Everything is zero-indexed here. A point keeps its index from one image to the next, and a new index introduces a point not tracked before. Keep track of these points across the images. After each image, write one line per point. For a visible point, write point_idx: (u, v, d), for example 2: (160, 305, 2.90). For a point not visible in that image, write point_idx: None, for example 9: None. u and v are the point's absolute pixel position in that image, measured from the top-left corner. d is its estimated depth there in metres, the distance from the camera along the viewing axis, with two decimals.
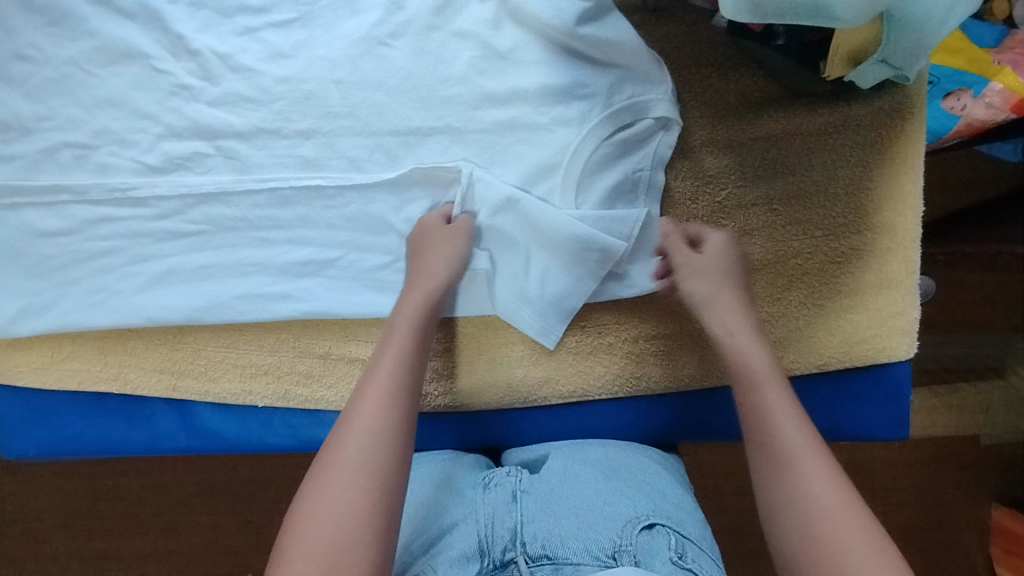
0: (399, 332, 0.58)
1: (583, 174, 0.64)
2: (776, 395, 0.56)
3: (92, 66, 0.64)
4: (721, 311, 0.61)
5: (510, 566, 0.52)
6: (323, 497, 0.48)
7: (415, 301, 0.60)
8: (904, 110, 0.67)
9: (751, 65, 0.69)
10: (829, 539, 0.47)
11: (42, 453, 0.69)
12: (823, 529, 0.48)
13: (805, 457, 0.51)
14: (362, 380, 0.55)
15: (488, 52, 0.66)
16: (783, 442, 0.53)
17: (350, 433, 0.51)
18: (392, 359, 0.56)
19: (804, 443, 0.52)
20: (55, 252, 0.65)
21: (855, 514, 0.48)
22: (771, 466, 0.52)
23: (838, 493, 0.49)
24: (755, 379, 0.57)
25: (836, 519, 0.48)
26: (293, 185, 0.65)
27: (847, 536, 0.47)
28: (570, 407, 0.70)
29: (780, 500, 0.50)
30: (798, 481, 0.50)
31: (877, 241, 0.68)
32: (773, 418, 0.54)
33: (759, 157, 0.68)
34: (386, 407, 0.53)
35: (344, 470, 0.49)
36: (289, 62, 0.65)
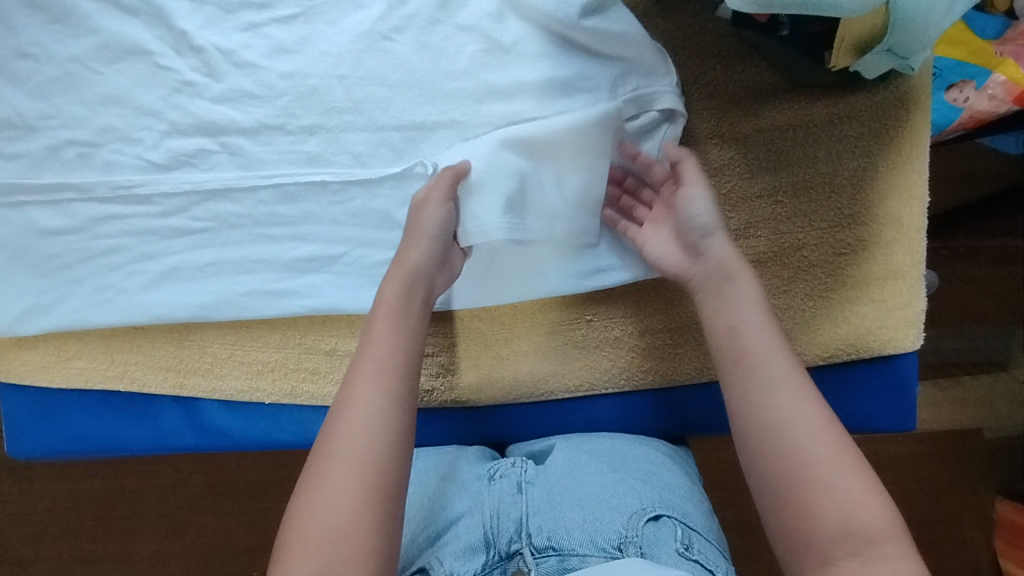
0: (382, 315, 0.55)
1: (587, 163, 0.64)
2: (757, 318, 0.54)
3: (95, 63, 0.64)
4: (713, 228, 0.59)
5: (516, 557, 0.52)
6: (317, 488, 0.47)
7: (396, 282, 0.57)
8: (908, 100, 0.67)
9: (755, 56, 0.69)
10: (809, 458, 0.47)
11: (48, 452, 0.68)
12: (804, 448, 0.47)
13: (785, 378, 0.51)
14: (351, 367, 0.53)
15: (491, 45, 0.66)
16: (764, 365, 0.51)
17: (344, 423, 0.49)
18: (380, 346, 0.54)
19: (784, 363, 0.52)
20: (60, 250, 0.65)
21: (832, 433, 0.48)
22: (752, 387, 0.51)
23: (815, 413, 0.49)
24: (736, 301, 0.55)
25: (815, 439, 0.48)
26: (298, 181, 0.65)
27: (826, 455, 0.47)
28: (575, 401, 0.70)
29: (757, 422, 0.50)
30: (778, 401, 0.50)
31: (881, 231, 0.67)
32: (754, 342, 0.53)
33: (764, 148, 0.68)
34: (381, 399, 0.51)
35: (339, 461, 0.48)
36: (292, 58, 0.65)
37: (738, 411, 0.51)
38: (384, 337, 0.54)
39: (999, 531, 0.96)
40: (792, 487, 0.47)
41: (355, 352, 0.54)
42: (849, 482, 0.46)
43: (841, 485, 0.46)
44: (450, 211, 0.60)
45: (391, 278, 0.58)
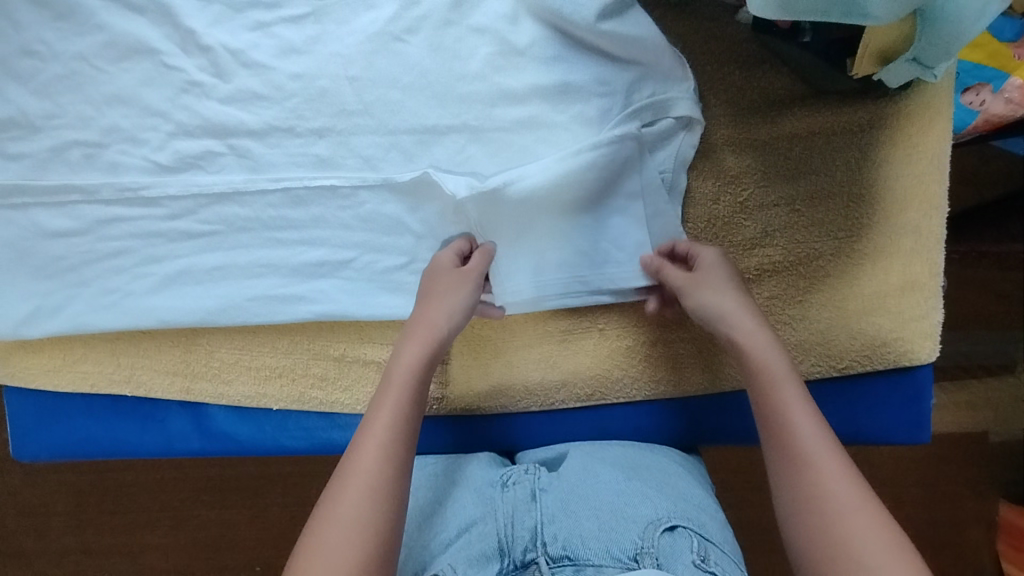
0: (394, 391, 0.55)
1: (616, 203, 0.64)
2: (792, 392, 0.53)
3: (101, 62, 0.63)
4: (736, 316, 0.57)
5: (531, 566, 0.52)
6: (314, 554, 0.47)
7: (412, 348, 0.58)
8: (931, 108, 0.65)
9: (775, 61, 0.68)
10: (848, 538, 0.45)
11: (54, 456, 0.68)
12: (846, 532, 0.45)
13: (822, 458, 0.49)
14: (357, 437, 0.53)
15: (505, 48, 0.64)
16: (798, 443, 0.50)
17: (346, 489, 0.50)
18: (388, 413, 0.54)
19: (816, 439, 0.50)
20: (65, 252, 0.64)
21: (877, 515, 0.46)
22: (785, 464, 0.50)
23: (857, 496, 0.47)
24: (769, 373, 0.54)
25: (855, 522, 0.45)
26: (307, 185, 0.64)
27: (870, 543, 0.44)
28: (586, 410, 0.69)
29: (795, 498, 0.49)
30: (814, 479, 0.48)
31: (899, 242, 0.66)
32: (786, 419, 0.52)
33: (782, 157, 0.67)
34: (383, 465, 0.51)
35: (337, 526, 0.48)
36: (302, 59, 0.64)
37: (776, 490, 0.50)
38: (389, 404, 0.55)
39: (1004, 536, 0.94)
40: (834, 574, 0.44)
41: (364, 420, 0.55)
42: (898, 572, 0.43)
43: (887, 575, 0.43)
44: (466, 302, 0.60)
45: (405, 342, 0.58)
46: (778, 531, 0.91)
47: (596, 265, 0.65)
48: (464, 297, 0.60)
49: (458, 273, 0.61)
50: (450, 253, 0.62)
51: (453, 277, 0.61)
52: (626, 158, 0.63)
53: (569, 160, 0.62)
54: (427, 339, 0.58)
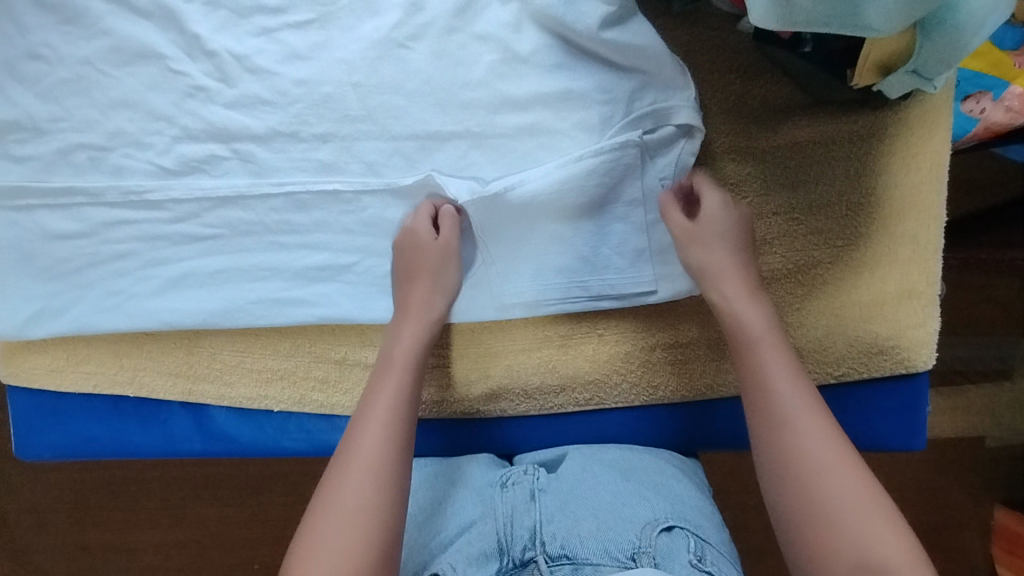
0: (394, 372, 0.59)
1: (617, 210, 0.65)
2: (773, 353, 0.57)
3: (107, 66, 0.63)
4: (724, 278, 0.61)
5: (530, 565, 0.53)
6: (323, 528, 0.51)
7: (411, 332, 0.62)
8: (930, 118, 0.65)
9: (775, 70, 0.68)
10: (823, 494, 0.51)
11: (57, 455, 0.69)
12: (821, 485, 0.51)
13: (803, 419, 0.54)
14: (358, 416, 0.57)
15: (508, 55, 0.65)
16: (780, 407, 0.55)
17: (351, 467, 0.54)
18: (388, 395, 0.58)
19: (795, 400, 0.55)
20: (69, 254, 0.65)
21: (849, 469, 0.51)
22: (766, 425, 0.55)
23: (832, 452, 0.52)
24: (750, 341, 0.58)
25: (830, 477, 0.51)
26: (310, 189, 0.65)
27: (843, 495, 0.50)
28: (586, 414, 0.70)
29: (776, 458, 0.54)
30: (793, 439, 0.54)
31: (896, 251, 0.67)
32: (767, 382, 0.56)
33: (781, 165, 0.68)
34: (385, 444, 0.55)
35: (346, 502, 0.52)
36: (307, 65, 0.64)
37: (759, 446, 0.55)
38: (389, 387, 0.58)
39: (998, 541, 0.94)
40: (810, 523, 0.51)
41: (363, 400, 0.58)
42: (867, 520, 0.49)
43: (857, 522, 0.49)
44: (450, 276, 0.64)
45: (402, 325, 0.62)
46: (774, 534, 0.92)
47: (596, 270, 0.66)
48: (441, 273, 0.63)
49: (433, 242, 0.63)
50: (424, 219, 0.64)
51: (428, 247, 0.62)
52: (631, 166, 0.64)
53: (569, 166, 0.63)
54: (422, 321, 0.62)
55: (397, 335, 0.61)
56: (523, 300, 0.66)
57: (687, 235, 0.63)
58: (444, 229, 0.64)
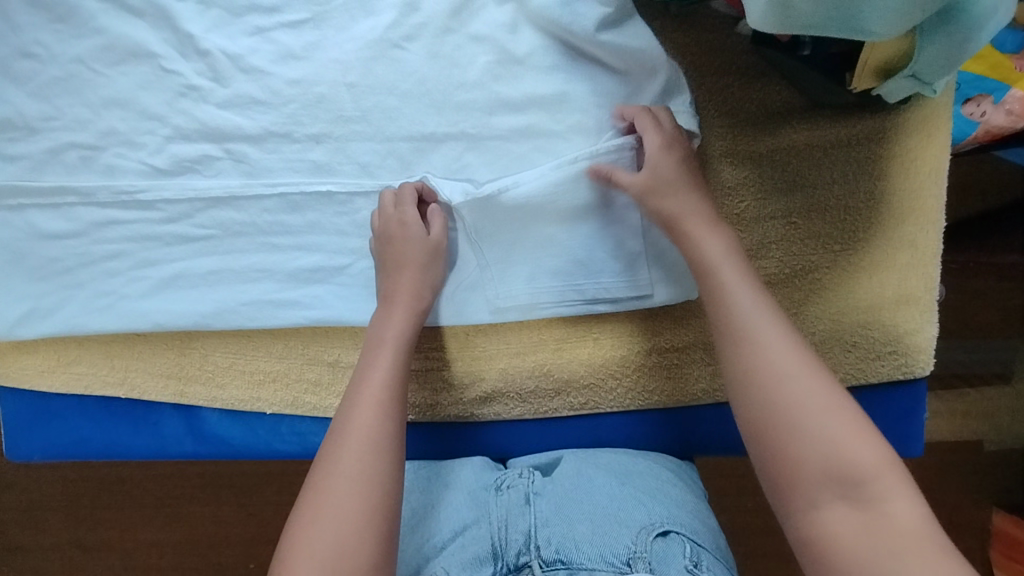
0: (387, 350, 0.59)
1: (614, 213, 0.64)
2: (731, 268, 0.57)
3: (99, 65, 0.63)
4: (690, 205, 0.60)
5: (524, 569, 0.53)
6: (319, 518, 0.51)
7: (399, 316, 0.61)
8: (929, 124, 0.65)
9: (774, 73, 0.68)
10: (789, 402, 0.51)
11: (47, 456, 0.68)
12: (786, 392, 0.52)
13: (763, 327, 0.54)
14: (348, 398, 0.57)
15: (504, 56, 0.64)
16: (742, 318, 0.55)
17: (346, 442, 0.54)
18: (381, 370, 0.58)
19: (754, 312, 0.55)
20: (61, 255, 0.64)
21: (811, 375, 0.52)
22: (729, 337, 0.55)
23: (795, 357, 0.53)
24: (712, 256, 0.58)
25: (794, 383, 0.52)
26: (303, 190, 0.64)
27: (808, 401, 0.51)
28: (580, 419, 0.69)
29: (741, 376, 0.54)
30: (754, 351, 0.53)
31: (894, 256, 0.66)
32: (728, 293, 0.56)
33: (779, 168, 0.67)
34: (380, 421, 0.55)
35: (343, 479, 0.52)
36: (301, 65, 0.64)
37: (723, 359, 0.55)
38: (379, 371, 0.58)
39: (996, 544, 0.93)
40: (777, 432, 0.51)
41: (354, 379, 0.58)
42: (832, 424, 0.50)
43: (823, 427, 0.50)
44: (429, 271, 0.63)
45: (389, 313, 0.61)
46: (770, 538, 0.91)
47: (593, 273, 0.65)
48: (430, 269, 0.63)
49: (421, 237, 0.62)
50: (413, 210, 0.62)
51: (417, 242, 0.62)
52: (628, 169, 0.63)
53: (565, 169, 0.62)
54: (408, 305, 0.61)
55: (383, 321, 0.61)
56: (517, 304, 0.66)
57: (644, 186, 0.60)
58: (434, 226, 0.63)
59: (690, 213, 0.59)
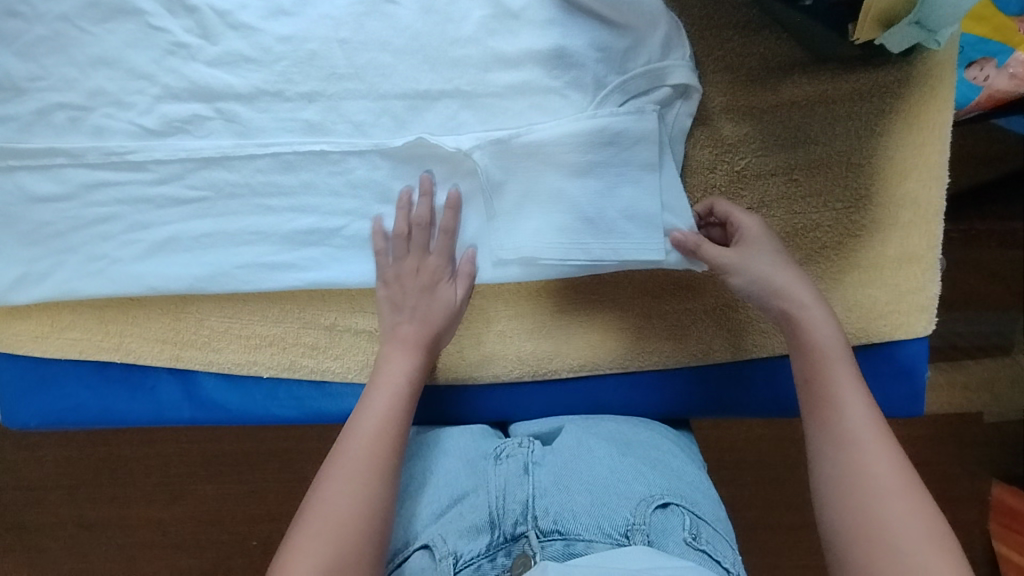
0: (388, 382, 0.58)
1: (628, 173, 0.62)
2: (842, 370, 0.55)
3: (86, 22, 0.62)
4: (785, 295, 0.59)
5: (521, 539, 0.51)
6: (319, 534, 0.49)
7: (401, 358, 0.60)
8: (932, 78, 0.64)
9: (774, 25, 0.66)
10: (885, 518, 0.47)
11: (44, 423, 0.68)
12: (883, 509, 0.48)
13: (870, 442, 0.51)
14: (349, 423, 0.56)
15: (499, 11, 0.63)
16: (846, 424, 0.53)
17: (343, 466, 0.53)
18: (383, 403, 0.57)
19: (864, 418, 0.53)
20: (51, 218, 0.63)
21: (914, 500, 0.48)
22: (830, 440, 0.53)
23: (897, 476, 0.49)
24: (817, 353, 0.56)
25: (892, 502, 0.48)
26: (296, 149, 0.63)
27: (904, 524, 0.47)
28: (579, 380, 0.69)
29: (837, 475, 0.51)
30: (859, 461, 0.51)
31: (897, 215, 0.65)
32: (835, 394, 0.54)
33: (781, 124, 0.66)
34: (376, 448, 0.54)
35: (337, 499, 0.51)
36: (291, 21, 0.63)
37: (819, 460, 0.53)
38: (377, 411, 0.56)
39: (993, 514, 0.93)
40: (864, 545, 0.47)
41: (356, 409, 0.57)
42: (930, 555, 0.45)
43: (919, 554, 0.45)
44: (447, 325, 0.62)
45: (394, 352, 0.60)
46: (771, 509, 0.91)
47: (600, 233, 0.61)
48: (447, 328, 0.63)
49: (448, 303, 0.62)
50: (448, 270, 0.63)
51: (439, 302, 0.62)
52: (643, 133, 0.61)
53: (564, 134, 0.61)
54: (415, 346, 0.61)
55: (388, 362, 0.59)
56: (521, 256, 0.62)
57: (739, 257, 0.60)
58: (459, 290, 0.63)
59: (790, 299, 0.59)
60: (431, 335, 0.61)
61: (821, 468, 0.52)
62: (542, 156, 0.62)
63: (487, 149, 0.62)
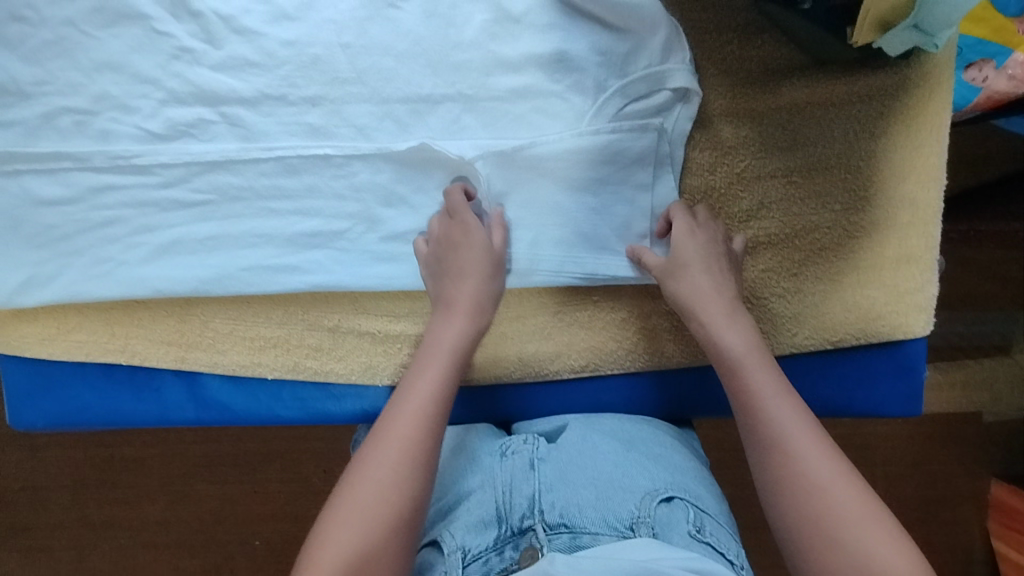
0: (436, 358, 0.58)
1: (624, 192, 0.64)
2: (760, 375, 0.56)
3: (91, 27, 0.62)
4: (704, 301, 0.60)
5: (528, 533, 0.52)
6: (354, 520, 0.49)
7: (456, 327, 0.59)
8: (928, 80, 0.64)
9: (774, 29, 0.66)
10: (825, 511, 0.48)
11: (51, 424, 0.68)
12: (823, 501, 0.49)
13: (799, 436, 0.52)
14: (396, 397, 0.56)
15: (500, 16, 0.64)
16: (773, 426, 0.53)
17: (382, 445, 0.53)
18: (430, 380, 0.56)
19: (790, 417, 0.53)
20: (58, 221, 0.64)
21: (849, 486, 0.49)
22: (762, 447, 0.53)
23: (829, 466, 0.50)
24: (733, 365, 0.57)
25: (832, 495, 0.49)
26: (299, 153, 0.63)
27: (846, 512, 0.48)
28: (581, 381, 0.69)
29: (775, 479, 0.52)
30: (794, 463, 0.51)
31: (895, 216, 0.66)
32: (757, 400, 0.55)
33: (781, 126, 0.66)
34: (417, 428, 0.54)
35: (376, 480, 0.51)
36: (295, 25, 0.64)
37: (753, 465, 0.54)
38: (425, 385, 0.56)
39: (993, 514, 0.94)
40: (813, 542, 0.48)
41: (403, 382, 0.57)
42: (870, 536, 0.47)
43: (862, 539, 0.46)
44: (490, 287, 0.61)
45: (448, 321, 0.59)
46: None
47: (595, 247, 0.64)
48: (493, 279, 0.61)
49: (485, 246, 0.61)
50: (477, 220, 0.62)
51: (480, 250, 0.61)
52: (642, 149, 0.63)
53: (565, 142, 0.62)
54: (469, 315, 0.60)
55: (440, 328, 0.59)
56: (518, 266, 0.64)
57: (668, 267, 0.62)
58: (494, 237, 0.62)
59: (707, 302, 0.60)
60: (482, 302, 0.61)
61: (760, 474, 0.53)
62: (542, 160, 0.63)
63: (489, 159, 0.63)
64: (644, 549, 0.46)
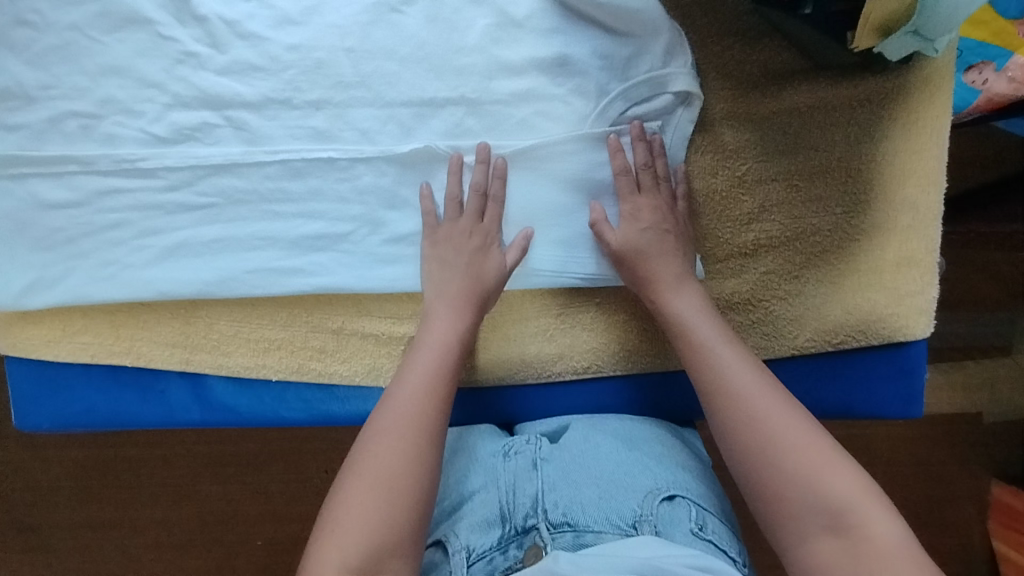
0: (433, 335, 0.60)
1: None
2: (710, 330, 0.60)
3: (96, 32, 0.63)
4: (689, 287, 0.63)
5: (532, 532, 0.52)
6: (372, 489, 0.50)
7: (452, 305, 0.61)
8: (927, 84, 0.65)
9: (775, 35, 0.67)
10: (775, 443, 0.53)
11: (56, 425, 0.69)
12: (768, 431, 0.54)
13: (744, 379, 0.56)
14: (397, 375, 0.58)
15: (502, 20, 0.64)
16: (723, 373, 0.57)
17: (389, 420, 0.54)
18: (430, 356, 0.58)
19: (737, 364, 0.58)
20: (62, 224, 0.64)
21: (789, 415, 0.54)
22: (716, 396, 0.57)
23: (772, 399, 0.55)
24: (702, 335, 0.60)
25: (777, 426, 0.54)
26: (304, 157, 0.64)
27: (791, 439, 0.53)
28: (583, 383, 0.70)
29: (726, 420, 0.56)
30: (742, 404, 0.55)
31: (896, 219, 0.66)
32: (707, 353, 0.59)
33: (781, 130, 0.67)
34: (421, 402, 0.56)
35: (388, 449, 0.52)
36: (299, 30, 0.64)
37: (714, 425, 0.57)
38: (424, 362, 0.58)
39: (994, 514, 0.95)
40: (764, 471, 0.53)
41: (402, 363, 0.59)
42: (813, 458, 0.52)
43: (805, 460, 0.52)
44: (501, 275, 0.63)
45: (444, 301, 0.62)
46: None
47: (596, 248, 0.65)
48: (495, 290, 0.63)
49: (496, 267, 0.63)
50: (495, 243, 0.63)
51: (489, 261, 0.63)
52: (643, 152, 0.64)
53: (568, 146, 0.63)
54: (468, 297, 0.62)
55: (438, 317, 0.61)
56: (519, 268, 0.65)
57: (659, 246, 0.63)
58: (508, 258, 0.63)
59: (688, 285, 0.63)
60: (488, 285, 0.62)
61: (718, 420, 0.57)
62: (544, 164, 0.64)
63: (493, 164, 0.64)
64: (648, 545, 0.46)
